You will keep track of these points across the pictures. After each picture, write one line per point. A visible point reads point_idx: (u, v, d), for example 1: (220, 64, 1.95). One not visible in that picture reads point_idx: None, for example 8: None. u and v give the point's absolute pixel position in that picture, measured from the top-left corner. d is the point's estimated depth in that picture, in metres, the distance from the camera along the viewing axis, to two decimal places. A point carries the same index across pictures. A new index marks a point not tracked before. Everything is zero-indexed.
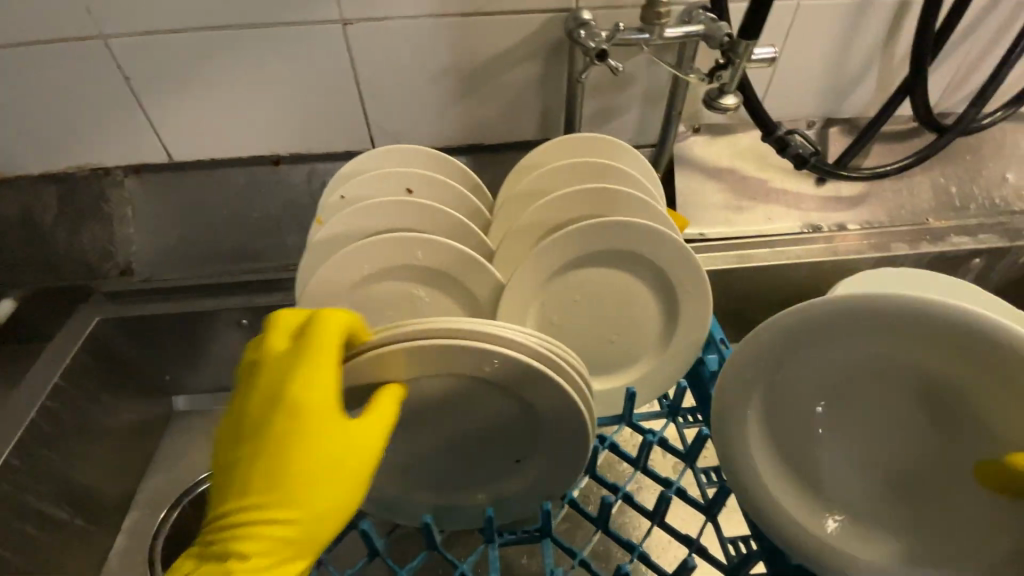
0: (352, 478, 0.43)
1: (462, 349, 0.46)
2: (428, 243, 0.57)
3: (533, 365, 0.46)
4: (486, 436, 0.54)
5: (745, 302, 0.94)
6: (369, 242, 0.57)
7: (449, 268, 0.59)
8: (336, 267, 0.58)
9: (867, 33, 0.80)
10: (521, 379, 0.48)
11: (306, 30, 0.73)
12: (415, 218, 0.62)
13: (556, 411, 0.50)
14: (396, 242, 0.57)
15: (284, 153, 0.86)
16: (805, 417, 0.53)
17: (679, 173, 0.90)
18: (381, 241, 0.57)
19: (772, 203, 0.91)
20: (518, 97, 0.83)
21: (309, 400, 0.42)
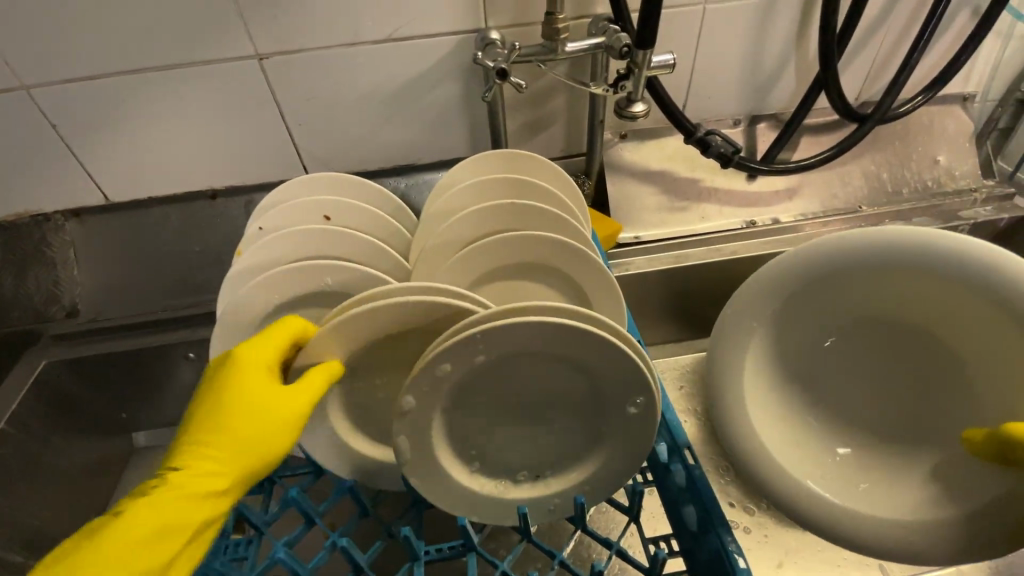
0: (272, 430, 0.49)
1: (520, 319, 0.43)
2: (337, 269, 0.59)
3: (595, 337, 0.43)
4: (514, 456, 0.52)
5: (689, 301, 0.95)
6: (280, 271, 0.59)
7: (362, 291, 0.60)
8: (249, 298, 0.59)
9: (777, 32, 0.82)
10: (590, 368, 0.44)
11: (224, 66, 0.75)
12: (330, 245, 0.64)
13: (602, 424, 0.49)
14: (306, 270, 0.59)
15: (220, 186, 0.88)
16: (811, 346, 0.67)
17: (612, 179, 0.91)
18: (291, 270, 0.59)
19: (706, 201, 0.93)
20: (443, 117, 0.84)
21: (233, 371, 0.49)
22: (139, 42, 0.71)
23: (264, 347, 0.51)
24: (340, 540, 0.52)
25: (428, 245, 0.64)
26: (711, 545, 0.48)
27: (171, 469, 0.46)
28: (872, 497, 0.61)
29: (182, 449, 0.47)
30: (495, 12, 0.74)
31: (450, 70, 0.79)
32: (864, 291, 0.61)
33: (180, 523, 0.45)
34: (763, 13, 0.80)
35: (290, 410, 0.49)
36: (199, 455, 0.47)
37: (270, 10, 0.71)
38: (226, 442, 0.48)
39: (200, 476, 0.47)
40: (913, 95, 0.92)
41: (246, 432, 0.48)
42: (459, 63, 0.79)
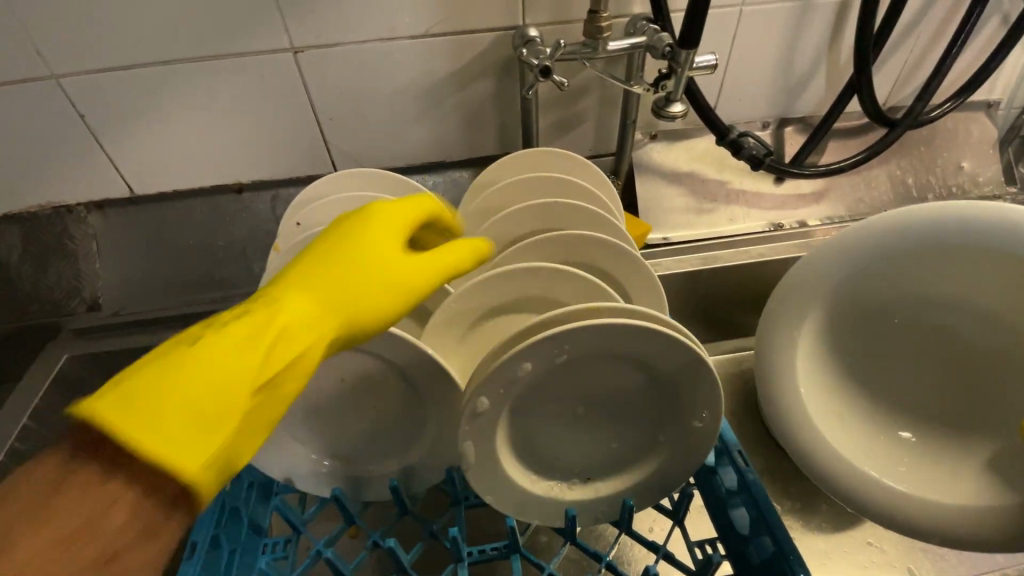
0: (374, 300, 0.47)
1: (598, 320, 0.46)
2: None
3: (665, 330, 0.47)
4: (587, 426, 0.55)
5: (715, 302, 0.95)
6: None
7: None
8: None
9: (811, 35, 0.82)
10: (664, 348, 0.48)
11: (258, 59, 0.74)
12: None
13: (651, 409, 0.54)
14: None
15: (247, 181, 0.86)
16: (877, 321, 0.67)
17: (641, 180, 0.91)
18: None
19: (733, 204, 0.92)
20: (474, 114, 0.84)
21: (331, 243, 0.49)
22: (173, 32, 0.70)
23: (384, 240, 0.49)
24: (389, 544, 0.51)
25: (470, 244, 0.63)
26: (762, 546, 0.48)
27: (263, 328, 0.42)
28: (920, 478, 0.62)
29: (251, 298, 0.45)
30: (533, 9, 0.74)
31: (484, 67, 0.79)
32: (908, 277, 0.63)
33: (221, 399, 0.38)
34: (799, 16, 0.80)
35: (405, 282, 0.49)
36: (302, 328, 0.44)
37: (308, 2, 0.70)
38: (300, 297, 0.45)
39: (287, 322, 0.43)
40: (941, 100, 0.92)
41: (350, 293, 0.46)
42: (494, 60, 0.78)
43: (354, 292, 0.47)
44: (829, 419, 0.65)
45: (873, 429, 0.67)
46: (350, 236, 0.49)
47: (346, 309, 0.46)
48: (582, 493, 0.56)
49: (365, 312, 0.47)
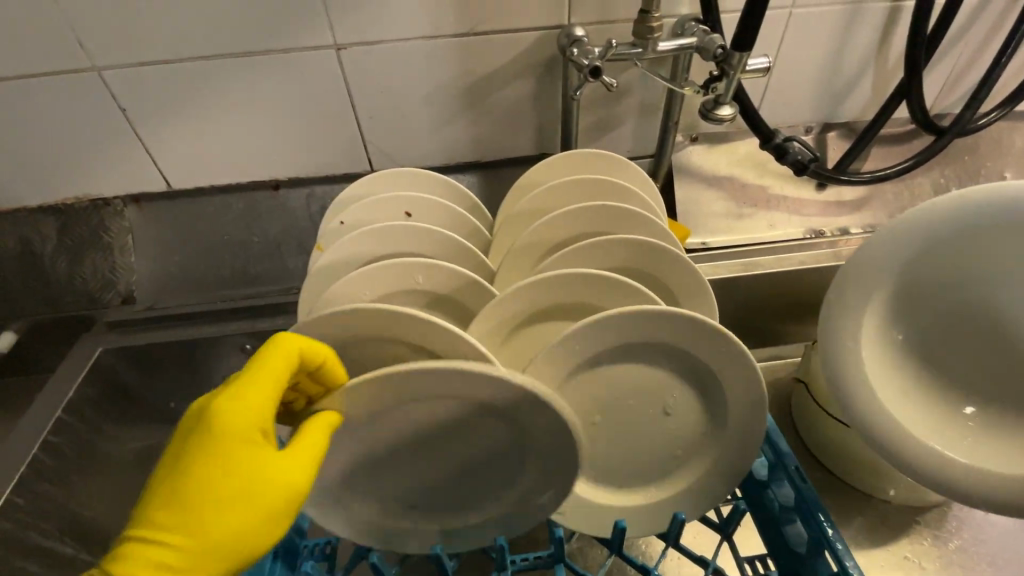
0: (268, 505, 0.41)
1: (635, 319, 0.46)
2: (428, 267, 0.57)
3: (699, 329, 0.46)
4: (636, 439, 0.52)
5: (751, 309, 0.93)
6: (366, 268, 0.57)
7: (451, 290, 0.59)
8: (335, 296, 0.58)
9: (860, 39, 0.80)
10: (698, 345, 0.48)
11: (300, 55, 0.73)
12: (414, 243, 0.62)
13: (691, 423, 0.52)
14: (399, 267, 0.57)
15: (283, 177, 0.86)
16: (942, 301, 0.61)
17: (679, 183, 0.90)
18: (384, 266, 0.57)
19: (772, 210, 0.91)
20: (513, 114, 0.83)
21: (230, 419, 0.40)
22: (216, 26, 0.70)
23: (259, 401, 0.41)
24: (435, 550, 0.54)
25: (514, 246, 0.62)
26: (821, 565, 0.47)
27: (149, 556, 0.38)
28: (983, 451, 0.58)
29: (137, 534, 0.39)
30: (580, 8, 0.72)
31: (527, 66, 0.78)
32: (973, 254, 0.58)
33: None
34: (850, 19, 0.78)
35: (296, 476, 0.42)
36: (165, 531, 0.39)
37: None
38: (210, 525, 0.40)
39: (178, 561, 0.39)
40: (989, 108, 0.90)
41: (222, 503, 0.40)
42: (537, 59, 0.77)
43: (261, 488, 0.41)
44: (895, 398, 0.60)
45: (941, 412, 0.61)
46: (222, 440, 0.40)
47: (238, 517, 0.40)
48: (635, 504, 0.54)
49: (242, 519, 0.40)
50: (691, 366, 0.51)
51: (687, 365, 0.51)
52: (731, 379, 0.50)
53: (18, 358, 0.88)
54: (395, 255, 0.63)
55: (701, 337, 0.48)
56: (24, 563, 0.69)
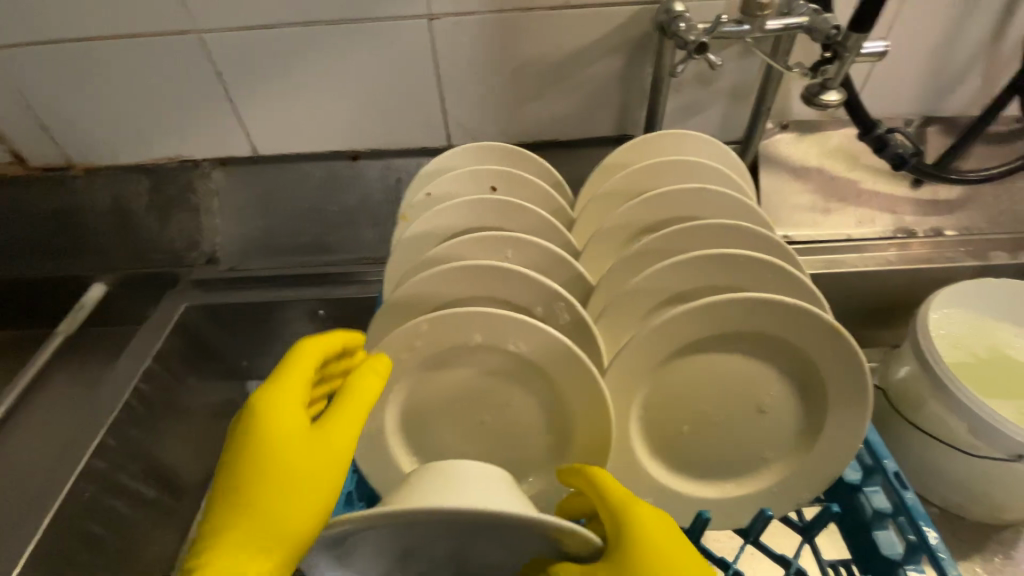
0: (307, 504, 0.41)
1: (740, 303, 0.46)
2: (519, 241, 0.56)
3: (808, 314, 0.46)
4: (727, 431, 0.51)
5: (829, 308, 0.89)
6: (458, 244, 0.56)
7: (540, 269, 0.57)
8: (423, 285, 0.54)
9: (979, 26, 0.74)
10: (805, 335, 0.47)
11: (392, 24, 0.73)
12: (502, 220, 0.62)
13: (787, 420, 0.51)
14: (488, 240, 0.56)
15: (362, 148, 0.87)
16: None
17: (763, 173, 0.86)
18: (472, 240, 0.56)
19: (862, 205, 0.86)
20: (597, 94, 0.81)
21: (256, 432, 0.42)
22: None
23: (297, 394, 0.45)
24: None
25: (604, 231, 0.61)
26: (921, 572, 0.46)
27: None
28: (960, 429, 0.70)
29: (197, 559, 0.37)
30: None
31: (617, 43, 0.76)
32: None
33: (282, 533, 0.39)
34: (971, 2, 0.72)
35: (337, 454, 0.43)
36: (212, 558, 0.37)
37: None
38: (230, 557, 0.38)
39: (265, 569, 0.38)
40: None
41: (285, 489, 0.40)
42: (629, 36, 0.75)
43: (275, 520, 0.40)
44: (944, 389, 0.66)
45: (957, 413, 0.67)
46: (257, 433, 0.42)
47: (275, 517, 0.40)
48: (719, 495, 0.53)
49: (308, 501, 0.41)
50: (790, 360, 0.49)
51: (787, 360, 0.49)
52: (834, 375, 0.48)
53: (108, 309, 0.93)
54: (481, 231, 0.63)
55: (810, 330, 0.46)
56: (113, 501, 0.73)
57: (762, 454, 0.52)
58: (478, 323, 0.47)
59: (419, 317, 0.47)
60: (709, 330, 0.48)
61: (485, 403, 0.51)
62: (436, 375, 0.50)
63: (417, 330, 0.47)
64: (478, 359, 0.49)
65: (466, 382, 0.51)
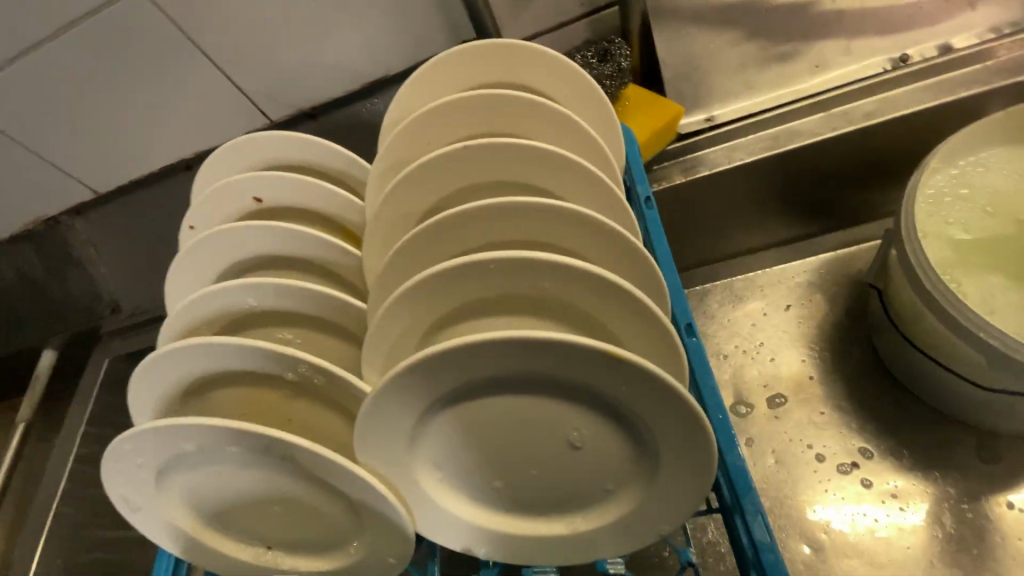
0: None
1: (479, 346, 0.33)
2: (253, 289, 0.44)
3: (579, 346, 0.32)
4: (544, 478, 0.40)
5: (793, 193, 0.67)
6: (187, 304, 0.45)
7: (294, 310, 0.45)
8: (158, 371, 0.44)
9: None
10: (583, 367, 0.33)
11: (115, 9, 0.60)
12: (267, 242, 0.50)
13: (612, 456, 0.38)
14: (216, 297, 0.45)
15: (190, 156, 0.76)
16: None
17: (662, 35, 0.62)
18: (199, 301, 0.45)
19: (811, 41, 0.61)
20: (404, 6, 0.63)
21: None
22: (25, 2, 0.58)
23: None
24: None
25: (382, 229, 0.47)
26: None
27: None
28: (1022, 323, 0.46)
29: None
30: None
31: None
32: None
33: None
34: None
35: None
36: None
37: None
38: None
39: None
40: None
41: None
42: None
43: None
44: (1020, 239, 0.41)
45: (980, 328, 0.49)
46: None
47: None
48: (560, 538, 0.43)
49: None
50: (587, 390, 0.35)
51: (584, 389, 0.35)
52: (644, 402, 0.33)
53: None
54: (254, 260, 0.52)
55: (580, 358, 0.32)
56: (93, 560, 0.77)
57: (603, 490, 0.40)
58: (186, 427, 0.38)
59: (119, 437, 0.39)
60: (463, 378, 0.35)
61: (261, 493, 0.44)
62: (194, 475, 0.43)
63: (132, 447, 0.39)
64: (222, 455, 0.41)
65: (229, 479, 0.43)
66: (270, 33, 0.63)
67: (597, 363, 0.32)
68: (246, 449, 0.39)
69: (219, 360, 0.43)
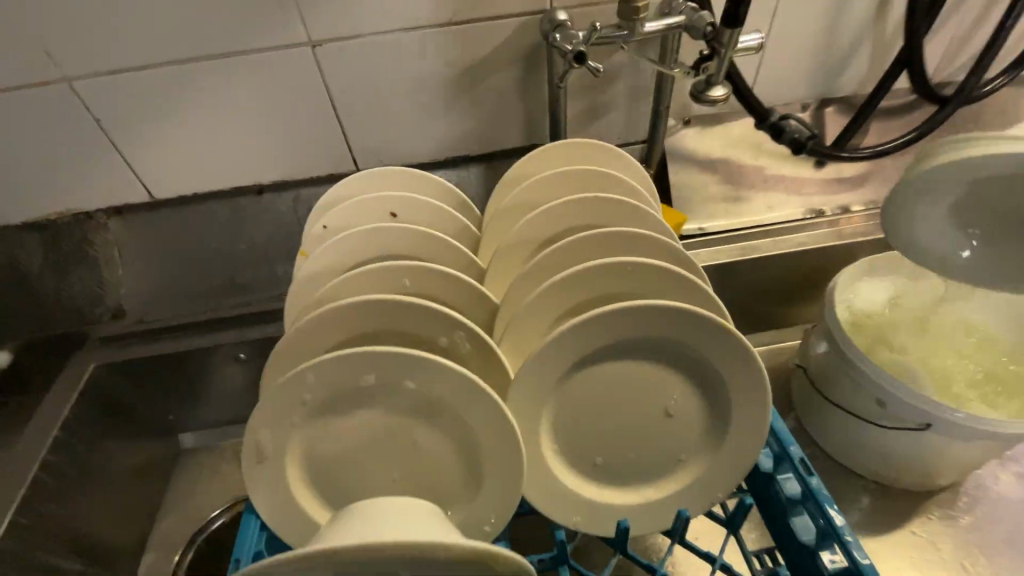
0: None
1: (628, 311, 0.45)
2: (416, 269, 0.54)
3: (703, 318, 0.45)
4: (639, 438, 0.51)
5: (751, 292, 0.91)
6: (354, 274, 0.54)
7: (439, 294, 0.55)
8: (314, 326, 0.51)
9: (856, 9, 0.76)
10: (698, 338, 0.47)
11: (273, 54, 0.71)
12: (403, 244, 0.60)
13: (695, 422, 0.50)
14: (381, 272, 0.54)
15: (267, 182, 0.83)
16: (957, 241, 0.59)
17: (673, 168, 0.88)
18: (364, 273, 0.54)
19: (770, 190, 0.89)
20: (501, 105, 0.81)
21: None
22: (188, 31, 0.67)
23: None
24: None
25: (508, 246, 0.60)
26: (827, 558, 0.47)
27: None
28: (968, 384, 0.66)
29: None
30: None
31: (510, 55, 0.75)
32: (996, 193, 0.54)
33: None
34: None
35: None
36: None
37: None
38: None
39: None
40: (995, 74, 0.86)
41: None
42: (523, 46, 0.75)
43: None
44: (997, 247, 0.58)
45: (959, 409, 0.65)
46: None
47: None
48: (636, 498, 0.52)
49: None
50: (690, 360, 0.49)
51: (686, 363, 0.49)
52: (735, 376, 0.48)
53: None
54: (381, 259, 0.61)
55: (702, 330, 0.46)
56: None
57: (677, 458, 0.51)
58: (371, 363, 0.44)
59: (302, 366, 0.44)
60: (610, 338, 0.47)
61: (388, 446, 0.49)
62: (337, 421, 0.47)
63: (306, 380, 0.45)
64: (381, 398, 0.47)
65: (369, 425, 0.48)
66: (390, 100, 0.77)
67: (707, 336, 0.46)
68: (411, 390, 0.46)
69: (380, 321, 0.50)
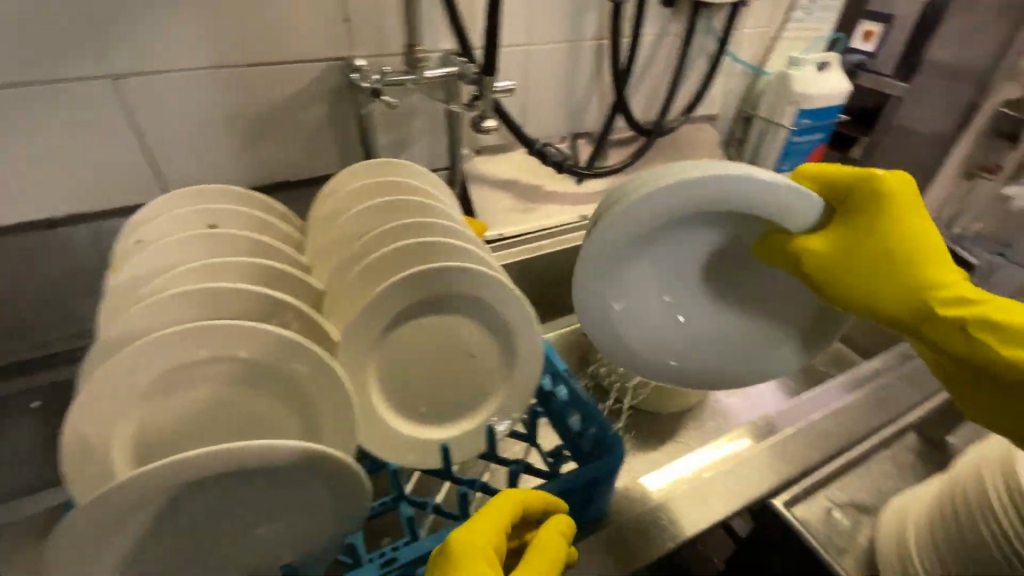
0: None
1: (426, 274, 0.59)
2: (241, 265, 0.60)
3: (481, 274, 0.61)
4: (452, 378, 0.64)
5: (546, 283, 1.13)
6: (183, 272, 0.59)
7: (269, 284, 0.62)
8: (138, 321, 0.53)
9: (583, 68, 1.05)
10: (483, 290, 0.62)
11: (63, 85, 0.70)
12: (225, 249, 0.65)
13: (495, 359, 0.65)
14: (206, 270, 0.59)
15: (58, 215, 0.79)
16: (670, 311, 0.69)
17: (472, 187, 1.07)
18: (190, 270, 0.59)
19: (548, 202, 1.13)
20: (315, 136, 0.91)
21: None
22: None
23: None
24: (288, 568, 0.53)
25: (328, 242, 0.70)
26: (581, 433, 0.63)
27: None
28: None
29: None
30: (360, 42, 0.84)
31: (319, 93, 0.87)
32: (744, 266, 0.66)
33: None
34: (571, 53, 1.02)
35: None
36: None
37: (122, 28, 0.70)
38: None
39: None
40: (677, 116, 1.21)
41: None
42: (329, 88, 0.87)
43: None
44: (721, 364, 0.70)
45: None
46: None
47: None
48: (457, 430, 0.65)
49: None
50: (483, 310, 0.64)
51: (476, 309, 0.64)
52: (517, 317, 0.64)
53: None
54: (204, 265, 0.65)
55: (487, 284, 0.61)
56: None
57: (480, 389, 0.65)
58: (206, 337, 0.50)
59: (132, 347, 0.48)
60: (416, 298, 0.60)
61: (227, 416, 0.54)
62: (172, 400, 0.52)
63: (134, 358, 0.48)
64: (216, 370, 0.52)
65: (207, 398, 0.53)
66: (201, 130, 0.82)
67: (488, 288, 0.62)
68: (243, 360, 0.52)
69: (206, 308, 0.55)
